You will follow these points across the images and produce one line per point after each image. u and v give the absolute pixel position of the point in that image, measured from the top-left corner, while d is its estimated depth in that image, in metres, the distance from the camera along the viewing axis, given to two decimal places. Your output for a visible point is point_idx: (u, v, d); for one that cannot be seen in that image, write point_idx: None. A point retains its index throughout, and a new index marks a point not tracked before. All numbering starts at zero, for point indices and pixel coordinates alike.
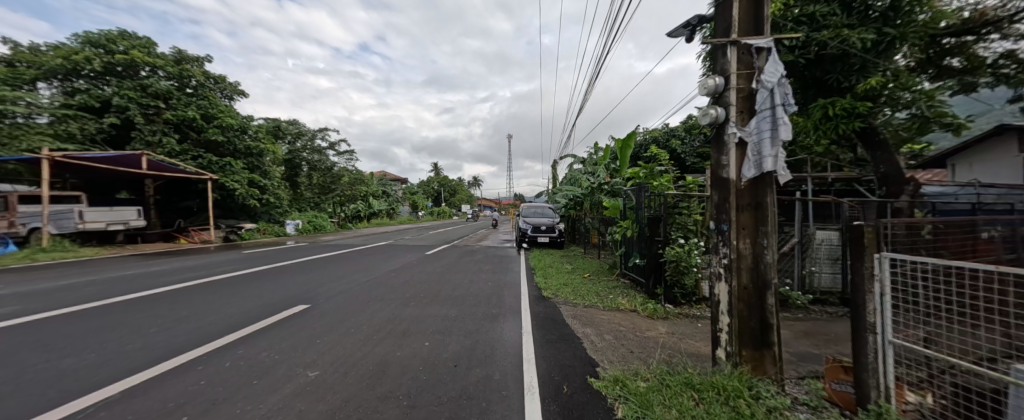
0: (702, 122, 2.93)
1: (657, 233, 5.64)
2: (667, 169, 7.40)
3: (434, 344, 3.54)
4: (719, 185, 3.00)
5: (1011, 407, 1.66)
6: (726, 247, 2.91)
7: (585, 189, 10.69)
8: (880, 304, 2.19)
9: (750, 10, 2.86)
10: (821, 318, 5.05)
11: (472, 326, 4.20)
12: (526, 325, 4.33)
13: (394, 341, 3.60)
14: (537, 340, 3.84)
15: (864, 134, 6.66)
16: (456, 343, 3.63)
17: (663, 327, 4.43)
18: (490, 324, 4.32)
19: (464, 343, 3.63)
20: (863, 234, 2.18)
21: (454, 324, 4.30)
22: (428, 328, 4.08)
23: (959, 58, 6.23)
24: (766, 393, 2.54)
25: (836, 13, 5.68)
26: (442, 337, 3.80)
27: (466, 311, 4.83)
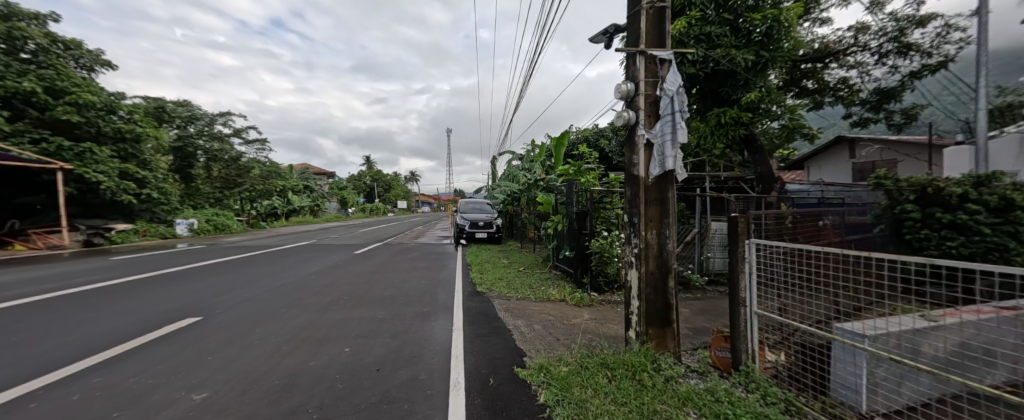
0: (617, 122, 3.20)
1: (584, 227, 5.96)
2: (594, 166, 7.89)
3: (356, 350, 3.32)
4: (631, 181, 3.29)
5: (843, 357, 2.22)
6: (637, 238, 3.23)
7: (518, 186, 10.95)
8: (748, 281, 2.64)
9: (655, 25, 3.17)
10: (715, 296, 5.89)
11: (401, 327, 4.04)
12: (457, 322, 4.29)
13: (308, 350, 3.29)
14: (467, 335, 3.83)
15: (749, 140, 7.93)
16: (382, 346, 3.45)
17: (587, 314, 4.76)
18: (420, 323, 4.20)
19: (390, 345, 3.47)
20: (737, 224, 2.61)
21: (382, 325, 4.11)
22: (350, 332, 3.82)
23: (813, 80, 7.74)
24: (665, 365, 2.90)
25: (727, 34, 6.56)
26: (366, 341, 3.58)
27: (395, 312, 4.62)
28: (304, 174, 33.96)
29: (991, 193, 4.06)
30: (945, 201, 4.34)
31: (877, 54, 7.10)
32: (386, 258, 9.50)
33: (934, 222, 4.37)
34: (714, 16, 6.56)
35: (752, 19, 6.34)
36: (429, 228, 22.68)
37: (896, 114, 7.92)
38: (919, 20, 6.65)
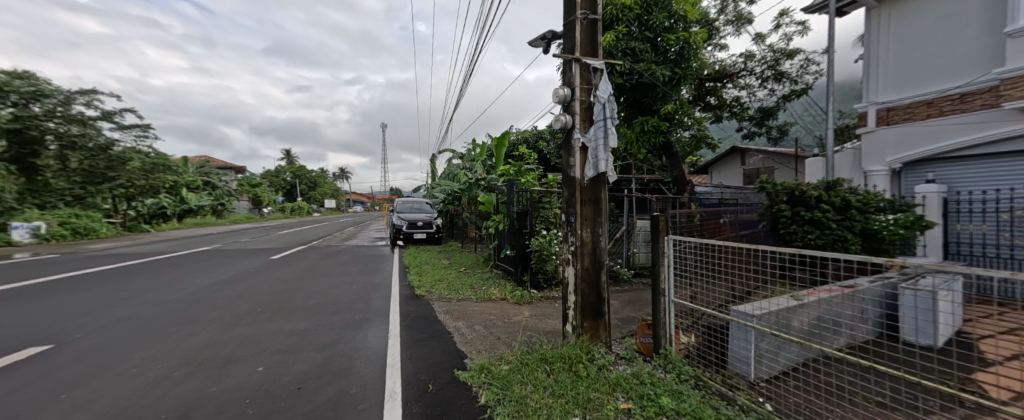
0: (555, 125, 3.37)
1: (524, 226, 6.13)
2: (534, 167, 8.12)
3: (271, 368, 3.02)
4: (568, 182, 3.49)
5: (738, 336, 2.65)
6: (574, 236, 3.43)
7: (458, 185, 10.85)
8: (668, 273, 2.98)
9: (589, 35, 3.39)
10: (640, 288, 6.47)
11: (328, 338, 3.77)
12: (393, 328, 4.12)
13: (209, 374, 2.90)
14: (405, 341, 3.70)
15: (667, 147, 8.86)
16: (304, 361, 3.18)
17: (527, 311, 4.91)
18: (351, 332, 3.96)
19: (314, 359, 3.21)
20: (658, 223, 2.93)
21: (305, 337, 3.79)
22: (266, 349, 3.45)
23: (714, 97, 8.88)
24: (598, 355, 3.13)
25: (648, 51, 7.23)
26: (285, 357, 3.27)
27: (322, 322, 4.29)
28: (205, 169, 29.37)
29: (836, 196, 5.14)
30: (805, 201, 5.35)
31: (762, 77, 8.48)
32: (311, 263, 8.72)
33: (799, 219, 5.36)
34: (637, 33, 7.20)
35: (668, 40, 7.10)
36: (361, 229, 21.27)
37: (773, 130, 9.42)
38: (787, 52, 8.23)
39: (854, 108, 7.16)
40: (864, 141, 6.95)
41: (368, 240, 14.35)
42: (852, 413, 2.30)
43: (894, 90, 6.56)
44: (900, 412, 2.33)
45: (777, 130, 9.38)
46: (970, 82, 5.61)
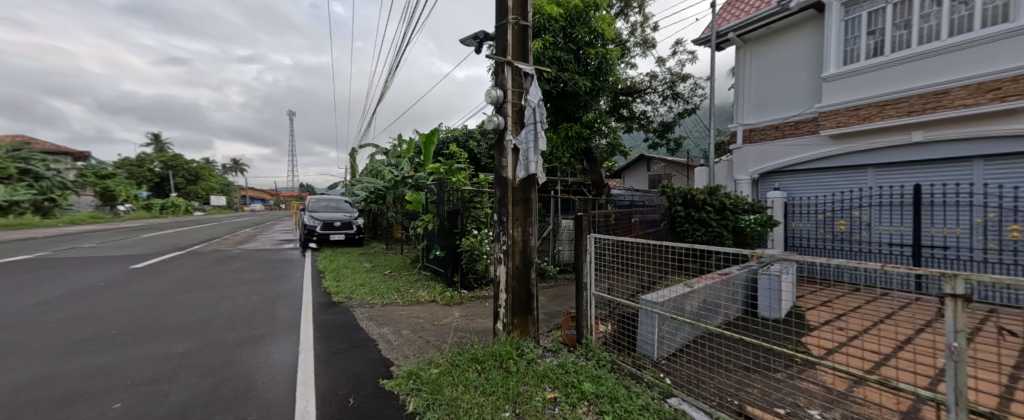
0: (488, 126, 3.44)
1: (455, 225, 6.09)
2: (464, 167, 8.09)
3: (138, 402, 2.55)
4: (500, 182, 3.58)
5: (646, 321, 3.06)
6: (505, 235, 3.53)
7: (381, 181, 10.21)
8: (589, 268, 3.28)
9: (520, 40, 3.54)
10: (563, 283, 6.89)
11: (219, 359, 3.30)
12: (307, 340, 3.79)
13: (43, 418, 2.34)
14: (320, 354, 3.43)
15: (588, 153, 9.56)
16: (185, 389, 2.75)
17: (457, 312, 4.91)
18: (249, 350, 3.53)
19: (199, 386, 2.80)
20: (581, 223, 3.21)
21: (185, 362, 3.23)
22: (130, 380, 2.89)
23: (626, 110, 9.89)
24: (527, 350, 3.29)
25: (572, 62, 7.74)
26: (157, 387, 2.78)
27: (212, 341, 3.74)
28: (20, 153, 22.30)
29: (717, 200, 6.13)
30: (695, 203, 6.24)
31: (664, 96, 9.78)
32: (194, 272, 7.38)
33: (689, 219, 6.27)
34: (562, 44, 7.65)
35: (589, 53, 7.69)
36: (259, 230, 18.52)
37: (671, 143, 10.78)
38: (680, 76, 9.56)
39: (728, 128, 8.56)
40: (734, 155, 8.32)
41: (271, 244, 12.64)
42: (726, 377, 2.85)
43: (754, 115, 8.05)
44: (759, 374, 2.94)
45: (675, 142, 10.78)
46: (803, 112, 7.15)
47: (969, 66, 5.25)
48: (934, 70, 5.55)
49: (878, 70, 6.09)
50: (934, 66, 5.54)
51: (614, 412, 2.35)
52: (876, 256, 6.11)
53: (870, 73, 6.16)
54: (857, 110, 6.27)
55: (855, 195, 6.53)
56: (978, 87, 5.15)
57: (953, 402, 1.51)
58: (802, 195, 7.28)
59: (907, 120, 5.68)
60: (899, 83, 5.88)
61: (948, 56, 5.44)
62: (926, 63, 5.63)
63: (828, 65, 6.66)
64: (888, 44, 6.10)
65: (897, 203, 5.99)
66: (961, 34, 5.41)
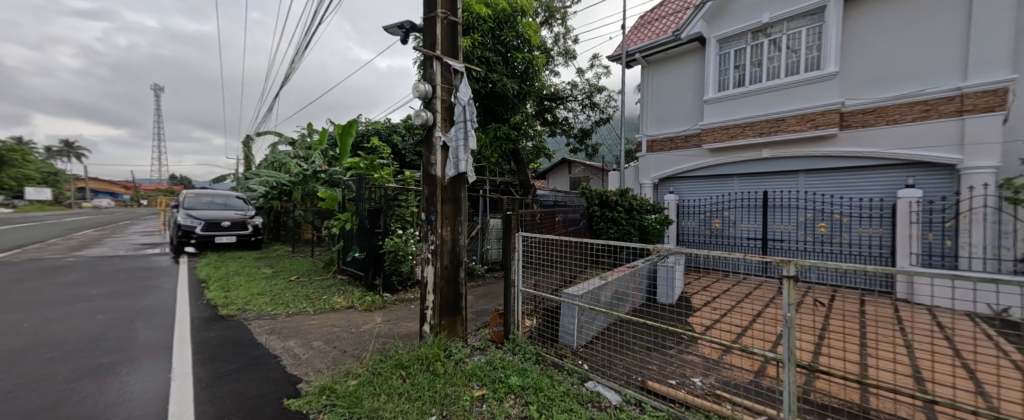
0: (416, 121, 3.35)
1: (377, 225, 5.76)
2: (388, 162, 7.69)
3: None
4: (428, 180, 3.50)
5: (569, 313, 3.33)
6: (434, 235, 3.47)
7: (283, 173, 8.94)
8: (517, 266, 3.41)
9: (449, 36, 3.53)
10: (491, 281, 7.02)
11: (54, 397, 2.62)
12: (184, 364, 3.21)
13: None
14: (202, 379, 2.95)
15: (516, 153, 9.87)
16: None
17: (379, 317, 4.67)
18: (102, 381, 2.87)
19: None
20: (511, 222, 3.35)
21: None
22: None
23: (550, 115, 10.46)
24: (455, 350, 3.30)
25: (499, 64, 7.92)
26: None
27: (43, 375, 2.94)
28: None
29: (625, 201, 6.86)
30: (608, 203, 6.92)
31: (583, 104, 10.55)
32: (7, 289, 5.64)
33: (603, 218, 6.89)
34: (490, 44, 7.76)
35: (516, 57, 7.93)
36: (109, 233, 14.76)
37: (589, 149, 11.59)
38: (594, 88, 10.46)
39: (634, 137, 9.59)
40: (638, 162, 9.37)
41: (131, 249, 10.25)
42: (633, 359, 3.25)
43: (653, 128, 9.18)
44: (657, 352, 3.41)
45: (592, 148, 11.71)
46: (689, 128, 8.40)
47: (798, 99, 6.83)
48: (777, 101, 7.05)
49: (743, 97, 7.46)
50: (778, 97, 7.06)
51: (538, 401, 2.50)
52: (738, 248, 7.48)
53: (738, 98, 7.52)
54: (728, 130, 7.62)
55: (720, 198, 7.92)
56: (804, 117, 6.70)
57: (786, 359, 1.97)
58: (688, 197, 8.53)
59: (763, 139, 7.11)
60: (757, 108, 7.30)
61: (786, 91, 6.95)
62: (773, 94, 7.12)
63: (708, 90, 7.91)
64: (748, 78, 7.49)
65: (753, 205, 7.39)
66: (793, 75, 6.95)
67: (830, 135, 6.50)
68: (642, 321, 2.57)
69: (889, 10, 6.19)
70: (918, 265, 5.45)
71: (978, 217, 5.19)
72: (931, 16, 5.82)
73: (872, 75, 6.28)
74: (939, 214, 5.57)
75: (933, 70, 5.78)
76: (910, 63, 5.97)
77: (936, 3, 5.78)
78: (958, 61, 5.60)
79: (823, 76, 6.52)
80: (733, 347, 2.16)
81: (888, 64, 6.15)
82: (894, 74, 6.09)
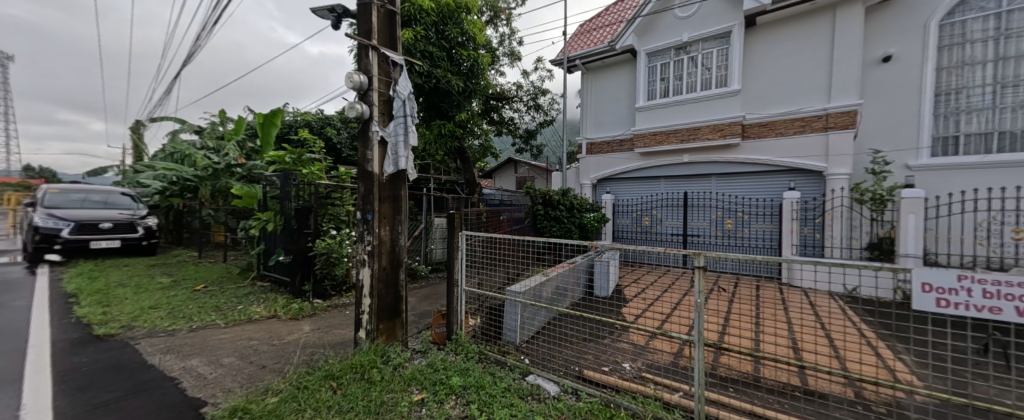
0: (349, 114, 3.03)
1: (306, 225, 5.21)
2: (318, 157, 6.99)
3: None
4: (364, 177, 3.20)
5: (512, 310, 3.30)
6: (370, 235, 3.18)
7: (186, 168, 7.71)
8: (460, 265, 3.28)
9: (385, 24, 3.27)
10: (435, 283, 6.74)
11: None
12: (36, 397, 2.52)
13: None
14: (62, 414, 2.33)
15: (461, 151, 9.63)
16: None
17: (307, 325, 4.20)
18: None
19: None
20: (453, 220, 3.21)
21: None
22: None
23: (496, 114, 10.39)
24: (393, 355, 3.07)
25: (444, 59, 7.65)
26: None
27: None
28: None
29: (568, 200, 7.06)
30: (551, 202, 7.07)
31: (528, 105, 10.55)
32: None
33: (545, 216, 7.07)
34: (434, 39, 7.43)
35: (461, 54, 7.72)
36: None
37: (534, 149, 11.78)
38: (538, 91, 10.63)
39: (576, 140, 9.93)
40: (579, 163, 9.71)
41: None
42: (573, 351, 3.33)
43: (592, 131, 9.62)
44: (594, 342, 3.53)
45: (537, 149, 11.90)
46: (624, 133, 8.93)
47: (711, 111, 7.64)
48: (695, 111, 7.80)
49: (668, 106, 8.12)
50: (694, 109, 7.81)
51: (479, 399, 2.42)
52: (663, 244, 8.10)
53: (663, 107, 8.16)
54: (655, 136, 8.23)
55: (648, 198, 8.55)
56: (716, 128, 7.48)
57: (696, 339, 2.19)
58: (622, 198, 9.08)
59: (684, 145, 7.80)
60: (679, 117, 8.00)
61: (703, 103, 7.71)
62: (690, 106, 7.86)
63: (639, 98, 8.47)
64: (671, 90, 8.14)
65: (675, 204, 8.04)
66: (706, 90, 7.75)
67: (735, 144, 7.35)
68: (578, 313, 2.63)
69: (777, 36, 7.10)
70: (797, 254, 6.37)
71: (837, 214, 6.23)
72: (808, 44, 6.79)
73: (766, 92, 7.19)
74: (811, 212, 6.59)
75: (806, 92, 6.80)
76: (793, 84, 6.93)
77: (811, 34, 6.75)
78: (825, 85, 6.61)
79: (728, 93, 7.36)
80: (655, 332, 2.34)
81: (778, 84, 7.08)
82: (783, 92, 7.03)
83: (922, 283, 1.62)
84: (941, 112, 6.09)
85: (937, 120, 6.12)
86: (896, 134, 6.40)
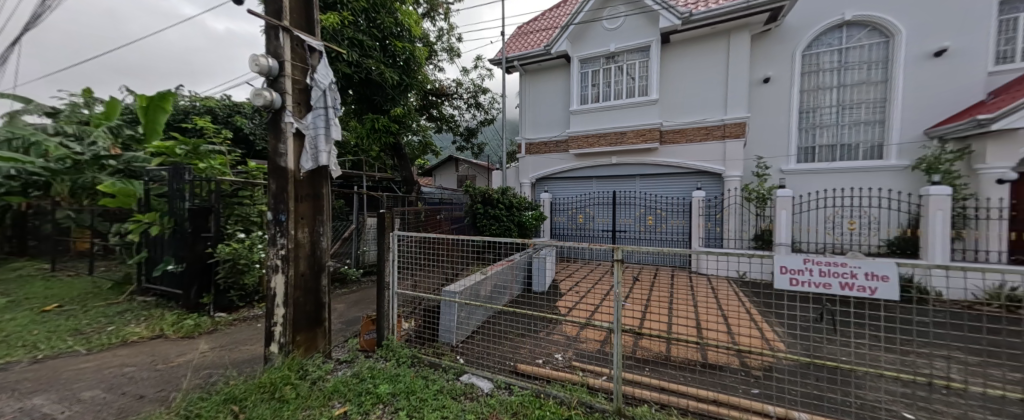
0: (254, 102, 2.66)
1: (205, 228, 4.49)
2: (222, 149, 6.06)
3: None
4: (276, 174, 2.86)
5: (448, 311, 3.27)
6: (284, 238, 2.86)
7: (29, 156, 6.01)
8: (392, 267, 3.12)
9: (300, 5, 2.96)
10: (367, 287, 6.32)
11: None
12: None
13: None
14: None
15: (397, 148, 9.18)
16: None
17: (206, 344, 3.64)
18: None
19: None
20: (385, 219, 3.06)
21: None
22: None
23: (435, 111, 10.11)
24: (312, 368, 2.81)
25: (376, 50, 7.18)
26: None
27: None
28: None
29: (507, 198, 7.13)
30: (490, 200, 7.09)
31: (468, 103, 10.57)
32: None
33: (485, 214, 7.06)
34: (364, 26, 6.95)
35: (395, 45, 7.30)
36: None
37: (475, 148, 11.74)
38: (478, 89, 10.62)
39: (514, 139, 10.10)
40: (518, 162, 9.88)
41: None
42: (507, 347, 3.38)
43: (529, 131, 9.92)
44: (529, 337, 3.64)
45: (478, 147, 11.85)
46: (559, 134, 9.34)
47: (634, 117, 8.36)
48: (621, 117, 8.46)
49: (597, 111, 8.68)
50: (620, 114, 8.47)
51: (409, 405, 2.33)
52: (594, 240, 8.68)
53: (594, 112, 8.71)
54: (588, 138, 8.75)
55: (581, 197, 9.02)
56: (639, 132, 8.18)
57: (615, 325, 2.39)
58: (556, 197, 9.46)
59: (612, 148, 8.42)
60: (606, 121, 8.60)
61: (627, 110, 8.41)
62: (617, 111, 8.50)
63: (573, 102, 8.92)
64: (602, 95, 8.74)
65: (604, 202, 8.62)
66: (630, 97, 8.44)
67: (653, 149, 8.13)
68: (513, 309, 2.67)
69: (686, 53, 7.99)
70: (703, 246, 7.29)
71: (733, 210, 7.27)
72: (709, 62, 7.76)
73: (678, 102, 8.07)
74: (714, 209, 7.57)
75: (708, 104, 7.77)
76: (697, 97, 7.88)
77: (711, 53, 7.72)
78: (722, 99, 7.63)
79: (648, 102, 8.12)
80: (580, 323, 2.48)
81: (687, 96, 7.98)
82: (691, 103, 7.95)
83: (781, 265, 1.96)
84: (804, 126, 7.44)
85: (802, 133, 7.47)
86: (774, 143, 7.64)
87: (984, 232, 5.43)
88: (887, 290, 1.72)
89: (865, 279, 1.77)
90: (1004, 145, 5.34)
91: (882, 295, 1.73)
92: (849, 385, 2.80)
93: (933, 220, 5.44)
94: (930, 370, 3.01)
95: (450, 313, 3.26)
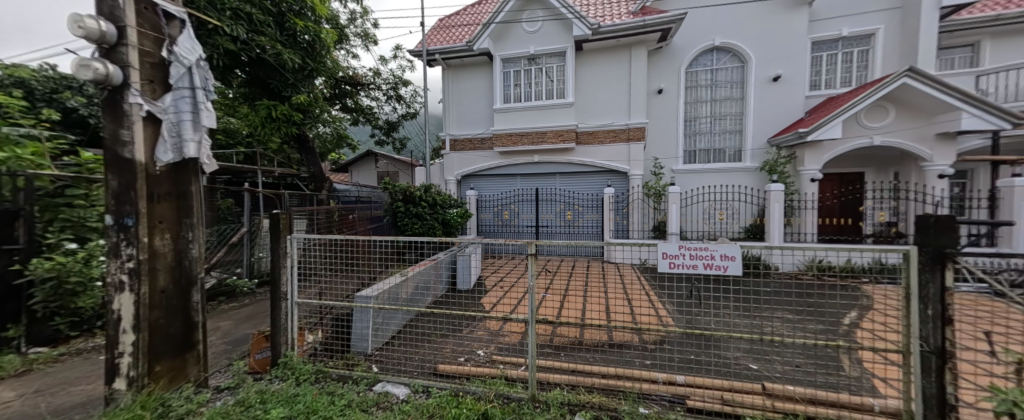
0: (79, 74, 2.06)
1: (9, 238, 3.40)
2: (42, 133, 4.62)
3: None
4: (118, 166, 2.28)
5: (360, 318, 3.07)
6: (131, 247, 2.30)
7: None
8: (290, 274, 2.75)
9: None
10: (261, 299, 5.47)
11: None
12: None
13: None
14: None
15: (300, 139, 8.15)
16: None
17: (12, 391, 2.75)
18: None
19: None
20: (280, 221, 2.69)
21: None
22: None
23: (350, 102, 9.25)
24: (177, 403, 2.33)
25: (270, 26, 6.19)
26: None
27: None
28: None
29: (430, 196, 6.86)
30: (412, 199, 6.72)
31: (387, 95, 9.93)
32: None
33: (408, 213, 6.69)
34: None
35: (296, 24, 6.36)
36: None
37: (396, 142, 11.13)
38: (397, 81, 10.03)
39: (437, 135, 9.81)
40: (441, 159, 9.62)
41: None
42: (427, 349, 3.26)
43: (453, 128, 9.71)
44: (451, 336, 3.56)
45: (399, 143, 11.22)
46: (484, 132, 9.36)
47: (551, 119, 8.80)
48: (540, 118, 8.83)
49: (518, 111, 8.92)
50: (540, 116, 8.83)
51: None
52: (519, 235, 8.94)
53: (515, 112, 8.94)
54: (510, 137, 8.95)
55: (506, 195, 9.17)
56: (557, 133, 8.64)
57: (531, 316, 2.48)
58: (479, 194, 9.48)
59: (531, 147, 8.74)
60: (524, 122, 8.90)
61: (544, 111, 8.80)
62: (536, 113, 8.85)
63: (496, 100, 9.01)
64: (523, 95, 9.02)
65: (527, 199, 8.90)
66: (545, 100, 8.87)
67: (570, 149, 8.68)
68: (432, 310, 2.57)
69: (594, 61, 8.69)
70: (614, 238, 8.07)
71: (637, 204, 8.18)
72: (613, 71, 8.55)
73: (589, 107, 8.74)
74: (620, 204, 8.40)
75: (613, 109, 8.58)
76: (604, 102, 8.64)
77: (614, 63, 8.52)
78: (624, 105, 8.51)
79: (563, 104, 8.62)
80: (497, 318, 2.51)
81: (596, 101, 8.70)
82: (599, 108, 8.68)
83: (663, 255, 2.26)
84: (688, 133, 8.71)
85: (685, 138, 8.72)
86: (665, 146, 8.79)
87: (803, 219, 7.05)
88: (734, 267, 2.13)
89: (720, 259, 2.16)
90: (814, 152, 7.03)
91: (731, 272, 2.13)
92: (716, 348, 3.38)
93: (773, 210, 6.85)
94: (769, 329, 3.79)
95: (363, 319, 3.07)
